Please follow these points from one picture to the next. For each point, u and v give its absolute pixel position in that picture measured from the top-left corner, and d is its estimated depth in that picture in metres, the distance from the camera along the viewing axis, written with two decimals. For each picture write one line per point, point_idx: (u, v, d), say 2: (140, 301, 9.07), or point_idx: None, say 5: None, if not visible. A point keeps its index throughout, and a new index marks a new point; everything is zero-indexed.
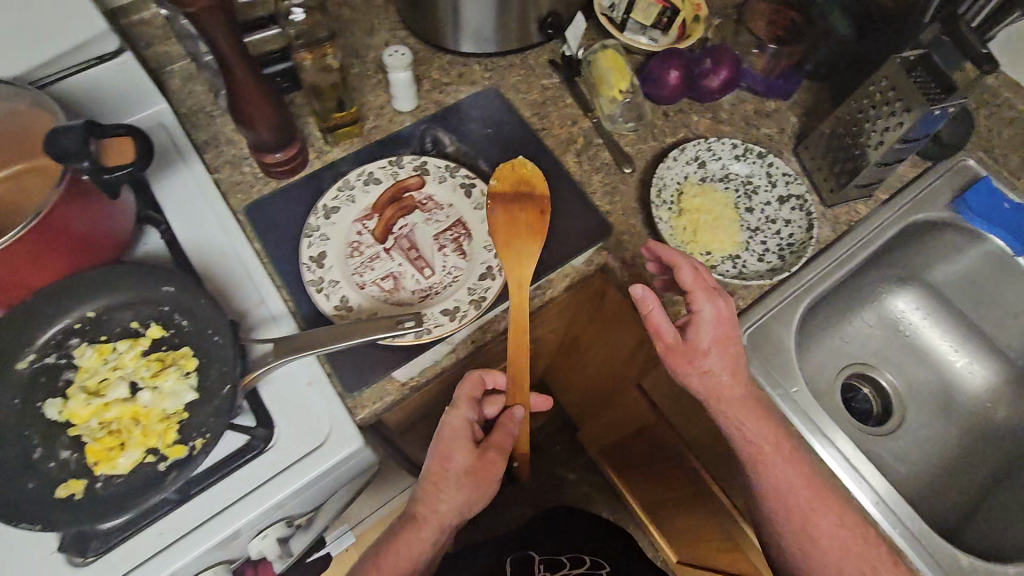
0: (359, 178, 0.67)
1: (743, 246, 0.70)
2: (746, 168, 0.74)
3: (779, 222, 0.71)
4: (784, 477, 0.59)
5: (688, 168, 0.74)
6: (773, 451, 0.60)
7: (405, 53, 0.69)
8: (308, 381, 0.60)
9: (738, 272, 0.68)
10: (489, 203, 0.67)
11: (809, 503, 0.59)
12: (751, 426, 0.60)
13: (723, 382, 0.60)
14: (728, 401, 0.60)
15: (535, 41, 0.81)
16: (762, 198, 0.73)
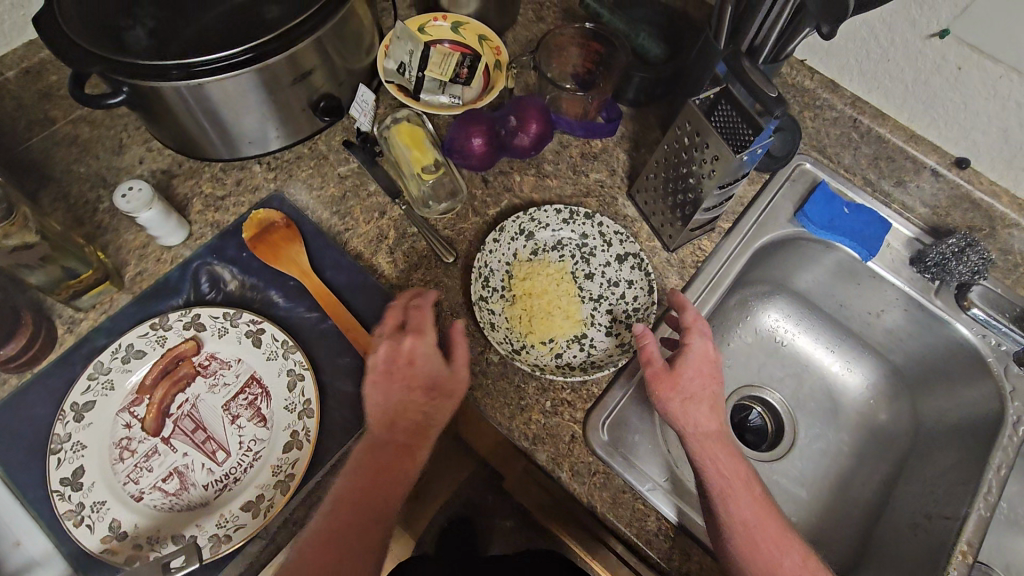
0: (115, 357, 0.55)
1: (588, 321, 0.65)
2: (577, 232, 0.67)
3: (622, 284, 0.66)
4: (744, 506, 0.52)
5: (515, 245, 0.67)
6: (737, 485, 0.52)
7: (144, 187, 0.57)
8: None
9: (586, 355, 0.63)
10: (283, 349, 0.56)
11: (771, 545, 0.51)
12: (710, 453, 0.52)
13: (698, 412, 0.53)
14: (691, 434, 0.52)
15: (320, 125, 0.70)
16: (600, 261, 0.67)
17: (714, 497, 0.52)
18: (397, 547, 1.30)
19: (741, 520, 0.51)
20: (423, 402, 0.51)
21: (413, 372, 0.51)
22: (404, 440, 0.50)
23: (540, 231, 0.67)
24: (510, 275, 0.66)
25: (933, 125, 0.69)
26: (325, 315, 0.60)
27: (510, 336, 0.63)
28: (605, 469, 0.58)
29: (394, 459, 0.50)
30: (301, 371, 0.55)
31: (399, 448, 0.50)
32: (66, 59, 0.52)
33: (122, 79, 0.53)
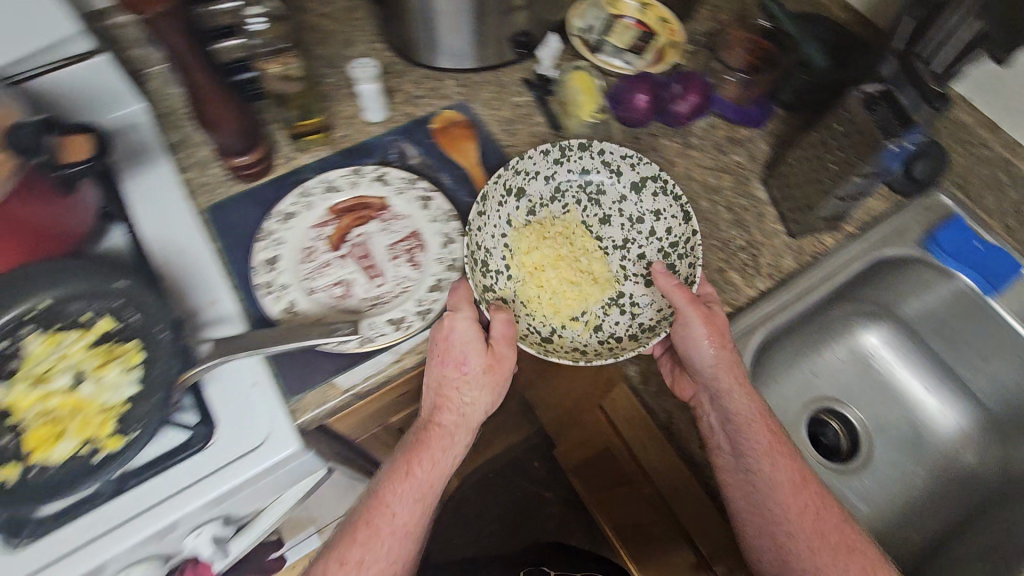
0: (319, 186, 0.68)
1: (623, 277, 0.71)
2: (575, 169, 0.73)
3: (646, 214, 0.71)
4: (776, 466, 0.59)
5: (504, 206, 0.70)
6: (771, 446, 0.59)
7: (372, 64, 0.73)
8: (251, 383, 0.60)
9: (630, 318, 0.69)
10: (445, 216, 0.67)
11: (803, 500, 0.58)
12: (742, 414, 0.60)
13: (727, 372, 0.61)
14: (722, 393, 0.61)
15: (510, 58, 0.82)
16: (609, 199, 0.73)
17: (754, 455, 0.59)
18: None
19: (780, 474, 0.58)
20: (461, 390, 0.59)
21: (463, 359, 0.59)
22: (428, 451, 0.59)
23: (540, 185, 0.73)
24: (511, 247, 0.70)
25: None
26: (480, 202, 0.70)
27: (535, 325, 0.67)
28: (688, 395, 0.64)
29: (421, 476, 0.58)
30: (456, 235, 0.66)
31: (418, 473, 0.58)
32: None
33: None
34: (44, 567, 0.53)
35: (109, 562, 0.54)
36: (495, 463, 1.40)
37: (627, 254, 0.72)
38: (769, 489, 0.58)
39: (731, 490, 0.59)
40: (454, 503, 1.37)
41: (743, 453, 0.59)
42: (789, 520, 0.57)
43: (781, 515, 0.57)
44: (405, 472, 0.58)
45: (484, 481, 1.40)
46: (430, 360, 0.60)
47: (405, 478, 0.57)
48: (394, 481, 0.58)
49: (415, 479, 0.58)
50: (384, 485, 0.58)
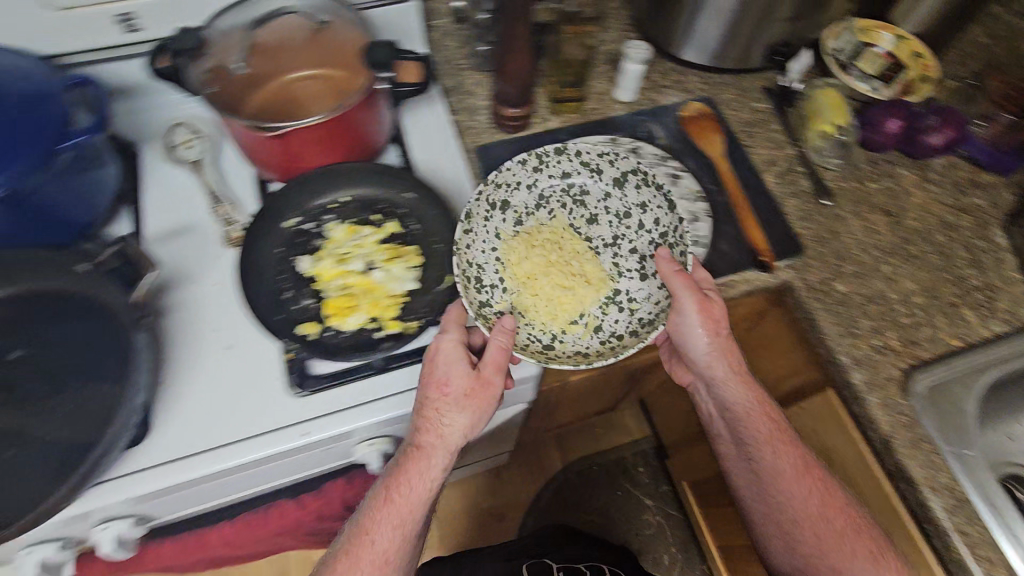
0: (580, 146, 0.76)
1: (619, 273, 0.71)
2: (554, 174, 0.72)
3: (631, 208, 0.72)
4: (785, 458, 0.65)
5: (494, 218, 0.70)
6: (783, 437, 0.66)
7: (646, 48, 0.77)
8: (496, 304, 0.67)
9: (628, 315, 0.69)
10: (692, 195, 0.72)
11: (809, 500, 0.64)
12: (743, 402, 0.66)
13: (722, 362, 0.66)
14: (722, 382, 0.67)
15: (758, 65, 0.85)
16: (595, 200, 0.73)
17: (758, 445, 0.66)
18: (547, 461, 1.44)
19: (784, 461, 0.65)
20: (424, 394, 0.58)
21: (448, 384, 0.58)
22: (406, 479, 0.59)
23: (521, 195, 0.72)
24: (502, 260, 0.69)
25: None
26: (722, 191, 0.74)
27: (535, 333, 0.66)
28: (913, 415, 0.64)
29: (392, 493, 0.59)
30: (701, 214, 0.71)
31: (401, 498, 0.59)
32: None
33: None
34: (320, 418, 0.59)
35: (365, 428, 0.61)
36: (601, 458, 1.43)
37: (618, 252, 0.72)
38: (766, 471, 0.65)
39: (741, 475, 0.68)
40: (555, 485, 1.41)
41: (752, 443, 0.66)
42: (793, 514, 0.64)
43: (787, 504, 0.64)
44: (387, 493, 0.59)
45: (587, 472, 1.42)
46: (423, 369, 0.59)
47: (385, 504, 0.59)
48: (380, 505, 0.59)
49: (396, 502, 0.59)
50: (371, 510, 0.59)
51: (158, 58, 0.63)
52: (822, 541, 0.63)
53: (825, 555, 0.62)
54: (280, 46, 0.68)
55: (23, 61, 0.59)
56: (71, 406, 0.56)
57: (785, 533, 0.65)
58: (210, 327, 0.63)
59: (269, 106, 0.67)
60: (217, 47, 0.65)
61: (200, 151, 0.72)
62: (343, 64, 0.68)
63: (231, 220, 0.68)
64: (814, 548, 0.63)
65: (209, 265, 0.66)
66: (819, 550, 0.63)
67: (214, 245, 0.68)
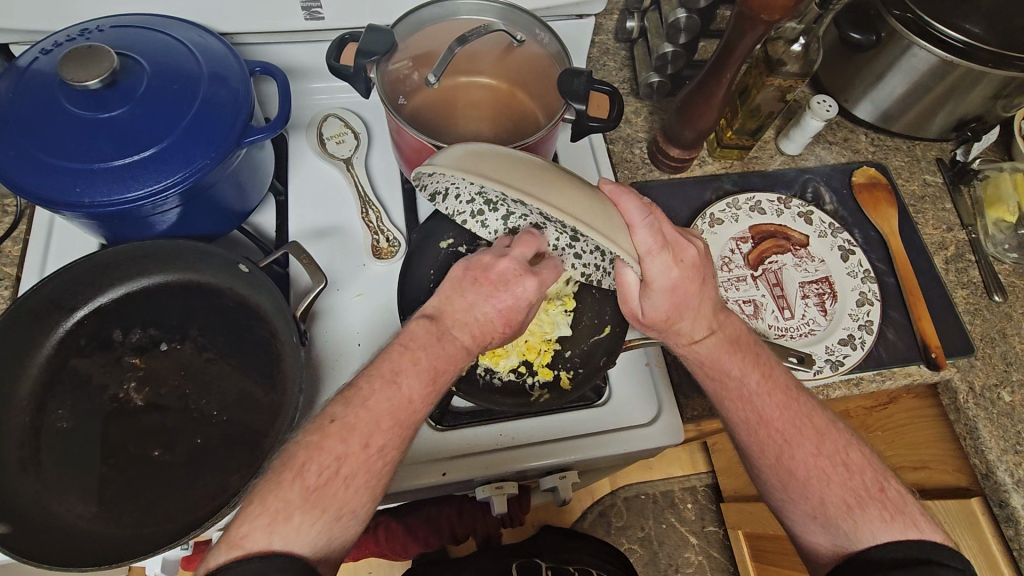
0: (746, 202, 0.70)
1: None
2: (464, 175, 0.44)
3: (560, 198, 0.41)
4: (747, 406, 0.51)
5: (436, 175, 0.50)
6: (747, 395, 0.51)
7: (833, 104, 0.70)
8: (644, 363, 0.63)
9: None
10: (862, 274, 0.67)
11: (780, 443, 0.49)
12: (711, 363, 0.53)
13: (685, 321, 0.52)
14: (684, 347, 0.54)
15: (936, 136, 0.79)
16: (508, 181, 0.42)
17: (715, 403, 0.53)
18: (596, 481, 1.41)
19: (753, 407, 0.51)
20: (477, 304, 0.48)
21: (506, 289, 0.49)
22: (374, 410, 0.43)
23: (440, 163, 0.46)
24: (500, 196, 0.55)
25: None
26: (891, 272, 0.69)
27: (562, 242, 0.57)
28: None
29: (423, 363, 0.46)
30: (871, 297, 0.65)
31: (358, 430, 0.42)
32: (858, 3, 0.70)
33: (892, 17, 0.66)
34: (458, 458, 0.57)
35: (500, 474, 0.58)
36: (650, 487, 1.39)
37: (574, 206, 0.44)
38: (733, 427, 0.52)
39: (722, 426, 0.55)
40: (601, 507, 1.38)
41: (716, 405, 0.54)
42: (771, 462, 0.50)
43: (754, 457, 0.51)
44: (356, 416, 0.42)
45: (634, 500, 1.39)
46: (463, 275, 0.50)
47: (341, 434, 0.42)
48: (397, 357, 0.46)
49: (399, 387, 0.44)
50: (385, 363, 0.45)
51: (338, 51, 0.59)
52: (794, 495, 0.49)
53: (806, 506, 0.48)
54: (473, 56, 0.63)
55: (210, 41, 0.56)
56: (216, 413, 0.54)
57: (763, 487, 0.51)
58: (352, 341, 0.60)
59: (436, 110, 0.63)
60: (398, 48, 0.61)
61: (351, 148, 0.69)
62: (530, 88, 0.64)
63: (379, 229, 0.65)
64: (799, 503, 0.49)
65: (352, 273, 0.63)
66: (789, 496, 0.49)
67: (359, 252, 0.64)
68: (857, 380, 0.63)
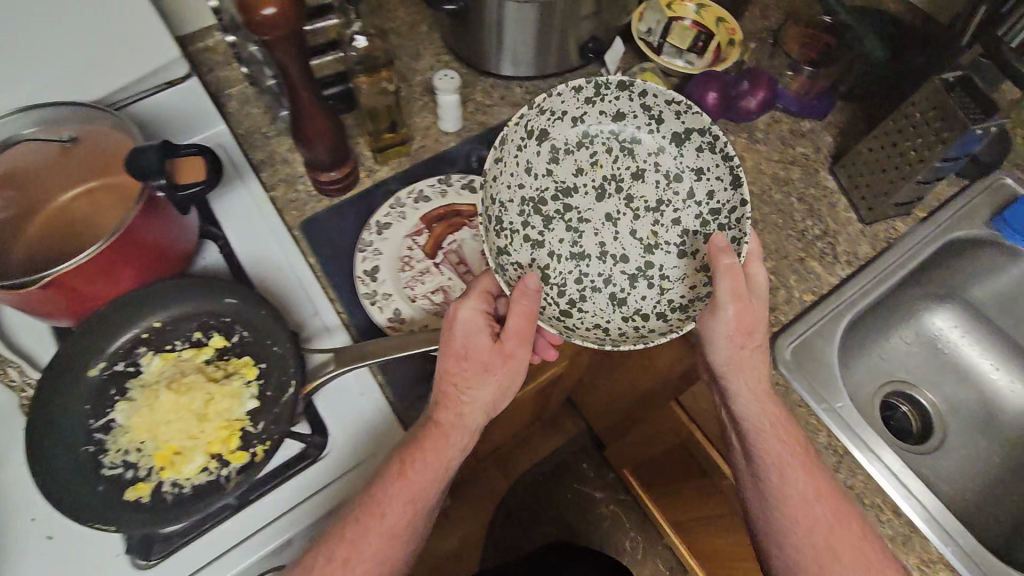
0: (410, 196, 0.69)
1: (656, 245, 0.67)
2: (602, 121, 0.66)
3: (684, 171, 0.65)
4: (794, 477, 0.57)
5: (529, 151, 0.66)
6: (787, 461, 0.58)
7: (455, 76, 0.73)
8: (359, 394, 0.61)
9: (658, 293, 0.66)
10: (534, 219, 0.69)
11: (814, 523, 0.57)
12: (757, 426, 0.59)
13: (749, 363, 0.59)
14: (752, 394, 0.60)
15: (573, 64, 0.84)
16: (643, 150, 0.66)
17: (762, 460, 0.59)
18: (494, 485, 1.40)
19: (795, 481, 0.57)
20: (473, 386, 0.57)
21: (456, 321, 0.56)
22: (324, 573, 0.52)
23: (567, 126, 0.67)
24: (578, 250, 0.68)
25: None
26: None
27: (553, 298, 0.67)
28: (785, 382, 0.65)
29: (395, 501, 0.54)
30: (547, 237, 0.68)
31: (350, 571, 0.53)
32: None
33: None
34: None
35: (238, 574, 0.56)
36: (544, 466, 1.41)
37: (662, 220, 0.67)
38: (784, 499, 0.58)
39: (756, 495, 0.61)
40: (507, 507, 1.38)
41: (751, 448, 0.60)
42: (816, 533, 0.57)
43: (780, 499, 0.58)
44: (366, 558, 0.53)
45: (534, 484, 1.40)
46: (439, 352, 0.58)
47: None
48: (392, 480, 0.55)
49: (384, 520, 0.54)
50: (382, 484, 0.55)
51: None
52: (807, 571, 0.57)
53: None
54: (34, 172, 0.61)
55: None
56: None
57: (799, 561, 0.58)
58: (37, 537, 0.54)
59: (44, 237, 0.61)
60: None
61: None
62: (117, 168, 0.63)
63: (23, 382, 0.60)
64: (798, 530, 0.58)
65: (8, 446, 0.57)
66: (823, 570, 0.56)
67: (9, 416, 0.59)
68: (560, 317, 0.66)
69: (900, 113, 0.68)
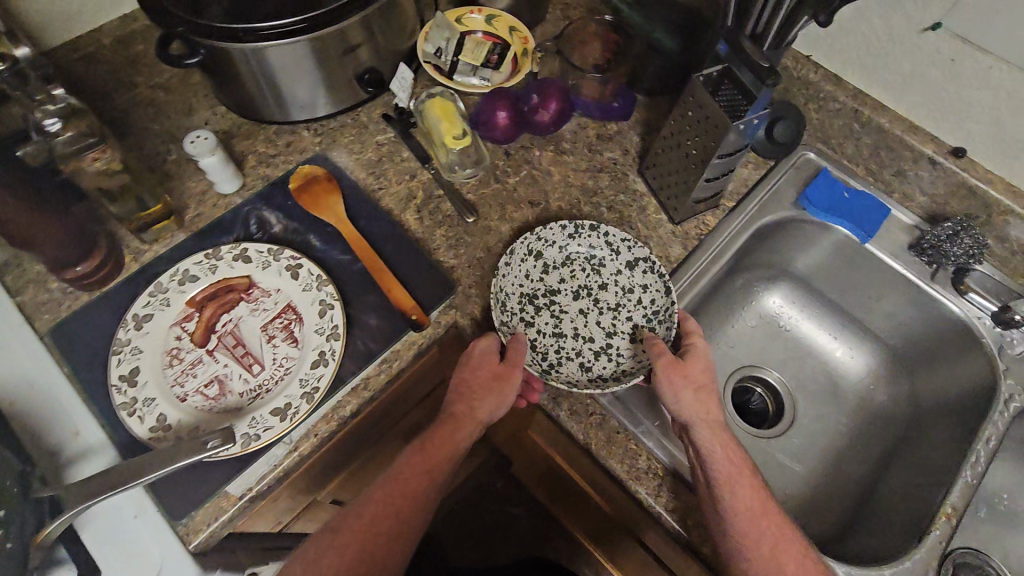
0: (173, 279, 0.62)
1: (617, 332, 0.68)
2: (584, 245, 0.70)
3: (637, 287, 0.69)
4: (745, 499, 0.54)
5: (526, 265, 0.69)
6: (732, 482, 0.55)
7: (211, 135, 0.66)
8: (131, 517, 0.54)
9: (616, 364, 0.66)
10: (316, 282, 0.63)
11: (770, 547, 0.53)
12: (725, 450, 0.56)
13: (708, 402, 0.58)
14: (705, 426, 0.56)
15: (361, 98, 0.78)
16: (611, 269, 0.70)
17: (720, 486, 0.54)
18: None
19: (749, 505, 0.54)
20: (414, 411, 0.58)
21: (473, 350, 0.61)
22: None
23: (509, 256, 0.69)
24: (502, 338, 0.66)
25: (931, 114, 0.72)
26: (356, 259, 0.66)
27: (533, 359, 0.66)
28: (602, 411, 0.62)
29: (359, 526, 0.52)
30: (330, 300, 0.62)
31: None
32: (159, 24, 0.63)
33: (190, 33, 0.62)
34: None
35: None
36: (457, 494, 1.37)
37: (619, 315, 0.69)
38: (729, 525, 0.53)
39: (748, 518, 0.53)
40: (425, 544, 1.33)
41: (716, 487, 0.55)
42: (756, 559, 0.52)
43: (736, 526, 0.53)
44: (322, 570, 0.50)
45: (450, 514, 1.36)
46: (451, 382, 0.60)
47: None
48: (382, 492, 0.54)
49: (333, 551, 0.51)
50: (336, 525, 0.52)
51: None
52: None
53: None
54: None
55: None
56: None
57: None
58: None
59: None
60: None
61: None
62: None
63: None
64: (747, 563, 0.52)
65: None
66: None
67: None
68: (355, 386, 0.61)
69: (682, 111, 0.67)
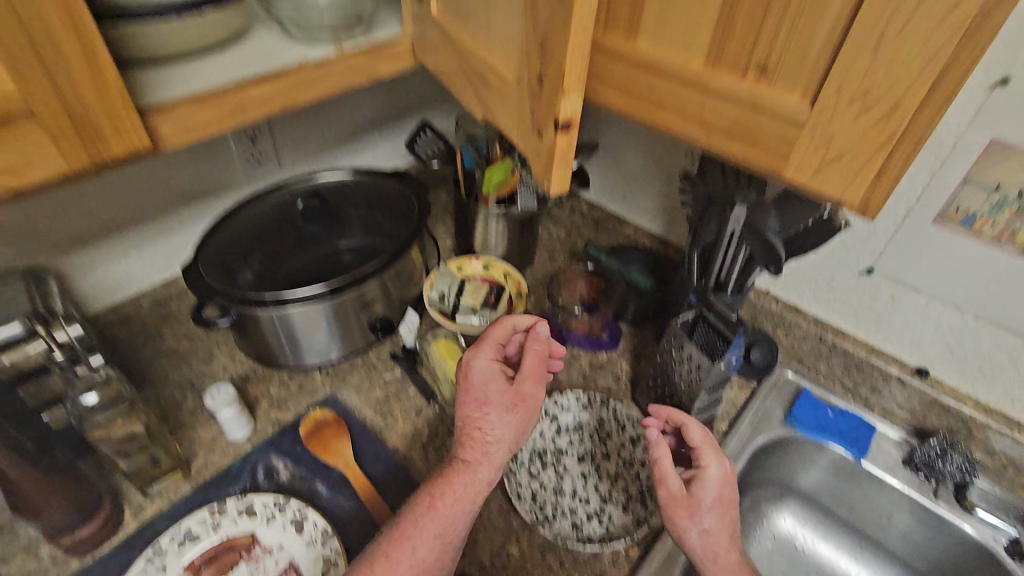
0: (173, 541, 0.61)
1: (613, 500, 0.70)
2: (595, 416, 0.78)
3: (638, 462, 0.74)
4: None
5: (541, 425, 0.77)
6: None
7: (228, 389, 0.71)
8: None
9: (604, 526, 0.68)
10: (322, 536, 0.62)
11: None
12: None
13: (714, 528, 0.56)
14: (715, 564, 0.54)
15: (372, 341, 0.86)
16: (615, 442, 0.76)
17: None
18: None
19: None
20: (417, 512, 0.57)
21: (483, 403, 0.63)
22: None
23: None
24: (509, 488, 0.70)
25: (886, 337, 0.81)
26: (363, 506, 0.66)
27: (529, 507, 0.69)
28: None
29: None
30: (335, 557, 0.61)
31: None
32: (197, 294, 0.73)
33: (225, 302, 0.72)
34: None
35: None
36: None
37: (615, 484, 0.72)
38: None
39: None
40: None
41: None
42: None
43: None
44: None
45: None
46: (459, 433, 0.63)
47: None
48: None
49: None
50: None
51: None
52: None
53: None
54: None
55: None
56: None
57: None
58: None
59: None
60: None
61: None
62: None
63: None
64: None
65: None
66: None
67: None
68: None
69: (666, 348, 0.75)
